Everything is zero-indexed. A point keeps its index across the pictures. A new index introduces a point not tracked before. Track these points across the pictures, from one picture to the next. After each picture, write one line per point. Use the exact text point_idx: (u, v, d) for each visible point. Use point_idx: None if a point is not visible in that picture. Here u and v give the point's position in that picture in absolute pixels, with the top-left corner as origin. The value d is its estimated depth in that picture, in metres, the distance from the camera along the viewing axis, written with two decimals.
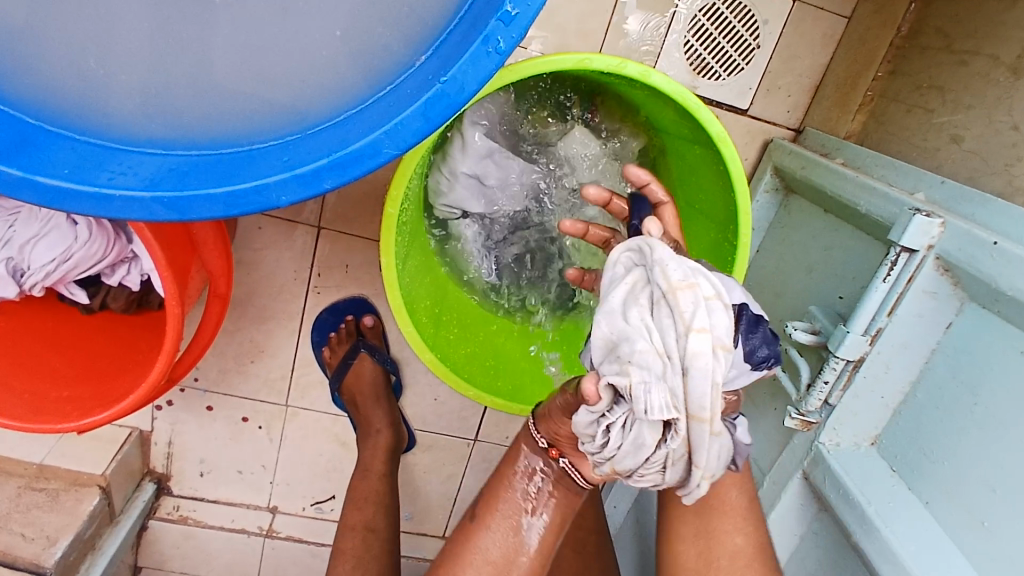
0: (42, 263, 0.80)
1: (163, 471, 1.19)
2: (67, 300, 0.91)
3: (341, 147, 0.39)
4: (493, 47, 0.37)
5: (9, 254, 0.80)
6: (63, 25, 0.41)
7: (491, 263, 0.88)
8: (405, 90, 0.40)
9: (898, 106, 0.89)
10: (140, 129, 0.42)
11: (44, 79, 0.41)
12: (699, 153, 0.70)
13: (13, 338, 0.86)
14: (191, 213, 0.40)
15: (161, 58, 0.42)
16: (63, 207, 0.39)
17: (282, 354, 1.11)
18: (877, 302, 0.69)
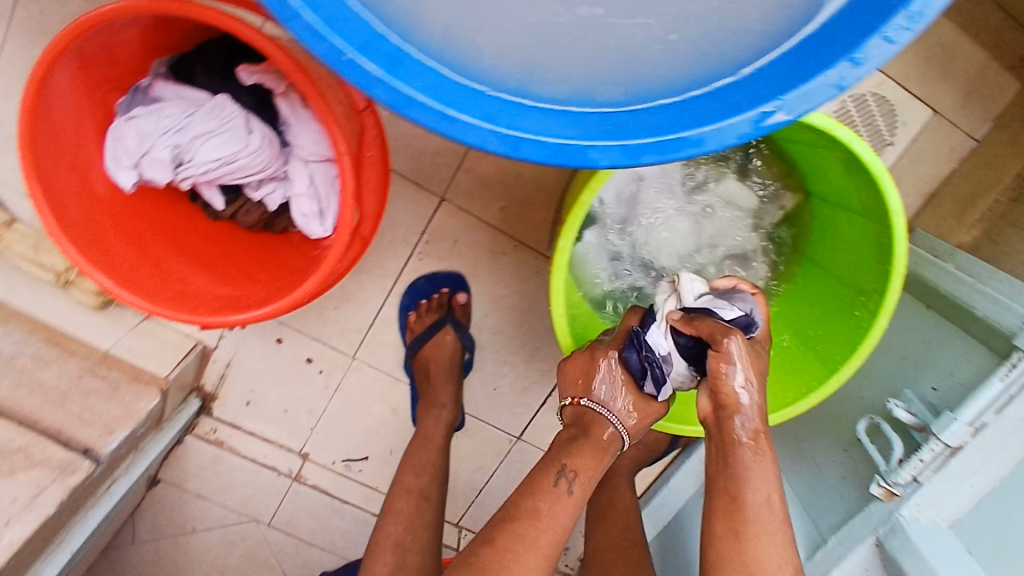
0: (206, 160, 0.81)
1: (210, 391, 1.20)
2: (199, 202, 0.91)
3: (667, 131, 0.44)
4: (835, 81, 0.41)
5: (175, 141, 0.82)
6: None
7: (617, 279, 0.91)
8: (728, 98, 0.44)
9: (1017, 230, 0.95)
10: (474, 66, 0.46)
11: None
12: (862, 223, 0.75)
13: (147, 226, 0.88)
14: (518, 152, 0.43)
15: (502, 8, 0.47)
16: (408, 113, 0.43)
17: (365, 307, 1.13)
18: (988, 398, 0.74)
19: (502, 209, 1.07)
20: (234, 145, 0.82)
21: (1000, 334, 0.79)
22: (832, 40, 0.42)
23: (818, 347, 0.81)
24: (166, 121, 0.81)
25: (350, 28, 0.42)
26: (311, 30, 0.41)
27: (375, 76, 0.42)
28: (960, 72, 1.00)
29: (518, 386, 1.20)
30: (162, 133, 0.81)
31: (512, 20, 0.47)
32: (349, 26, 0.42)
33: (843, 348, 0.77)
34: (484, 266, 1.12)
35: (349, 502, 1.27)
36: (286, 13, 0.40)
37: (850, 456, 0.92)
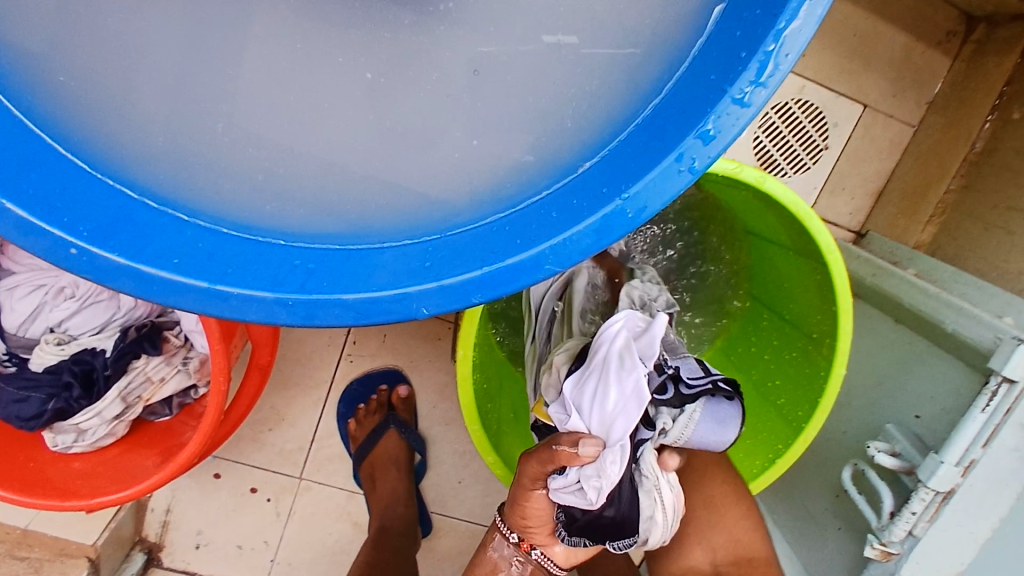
0: (77, 334, 0.74)
1: (155, 540, 1.08)
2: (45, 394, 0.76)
3: (495, 257, 0.35)
4: (685, 166, 0.33)
5: (44, 322, 0.74)
6: (179, 84, 0.35)
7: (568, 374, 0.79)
8: (573, 199, 0.36)
9: (974, 223, 0.86)
10: (248, 210, 0.36)
11: (119, 131, 0.35)
12: (796, 261, 0.67)
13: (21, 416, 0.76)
14: (318, 319, 0.35)
15: (280, 122, 0.36)
16: (168, 301, 0.34)
17: (301, 423, 1.05)
18: (974, 432, 0.65)
19: None
20: (106, 312, 0.75)
21: (972, 350, 0.70)
22: (679, 114, 0.34)
23: (781, 403, 0.72)
24: (26, 306, 0.73)
25: (79, 211, 0.34)
26: (26, 226, 0.33)
27: (116, 265, 0.34)
28: (882, 62, 0.93)
29: (483, 474, 1.10)
30: (29, 318, 0.73)
31: (246, 127, 0.36)
32: (79, 210, 0.34)
33: (803, 402, 0.68)
34: (421, 355, 1.05)
35: None
36: None
37: (842, 505, 0.81)
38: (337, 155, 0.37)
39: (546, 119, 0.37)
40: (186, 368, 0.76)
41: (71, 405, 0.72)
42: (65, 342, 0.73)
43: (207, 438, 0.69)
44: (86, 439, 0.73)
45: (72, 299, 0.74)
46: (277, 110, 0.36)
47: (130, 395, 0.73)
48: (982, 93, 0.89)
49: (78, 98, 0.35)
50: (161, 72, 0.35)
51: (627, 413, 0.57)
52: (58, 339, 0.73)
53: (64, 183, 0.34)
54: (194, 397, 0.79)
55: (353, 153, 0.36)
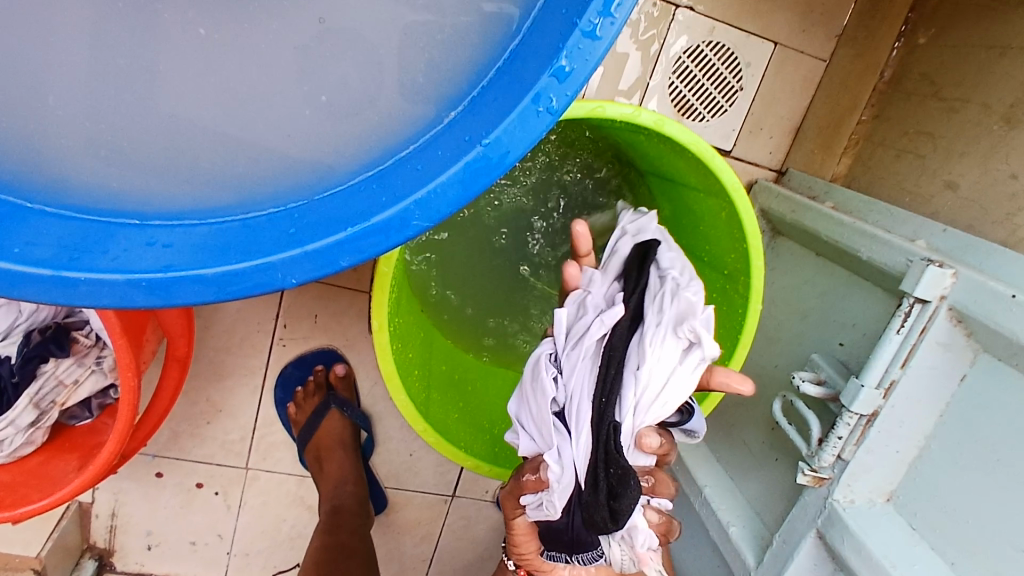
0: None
1: (104, 547, 1.06)
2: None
3: (361, 216, 0.34)
4: (544, 107, 0.32)
5: None
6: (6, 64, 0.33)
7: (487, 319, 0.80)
8: (436, 151, 0.34)
9: (886, 150, 0.88)
10: (100, 192, 0.35)
11: None
12: (705, 202, 0.67)
13: None
14: (177, 298, 0.33)
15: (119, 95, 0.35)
16: (15, 292, 0.32)
17: (241, 413, 1.02)
18: (891, 353, 0.67)
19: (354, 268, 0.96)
20: (8, 317, 0.71)
21: (888, 274, 0.72)
22: (535, 54, 0.33)
23: None
24: None
25: None
26: None
27: None
28: None
29: (434, 445, 1.10)
30: None
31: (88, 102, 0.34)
32: None
33: (726, 337, 0.70)
34: (357, 333, 1.02)
35: None
36: None
37: (778, 436, 0.83)
38: (183, 131, 0.35)
39: (406, 70, 0.35)
40: (101, 367, 0.74)
41: None
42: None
43: (124, 438, 0.66)
44: (5, 450, 0.71)
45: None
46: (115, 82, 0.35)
47: (46, 398, 0.71)
48: (886, 27, 0.91)
49: None
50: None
51: (547, 421, 0.59)
52: None
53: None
54: (115, 396, 0.77)
55: (204, 124, 0.35)
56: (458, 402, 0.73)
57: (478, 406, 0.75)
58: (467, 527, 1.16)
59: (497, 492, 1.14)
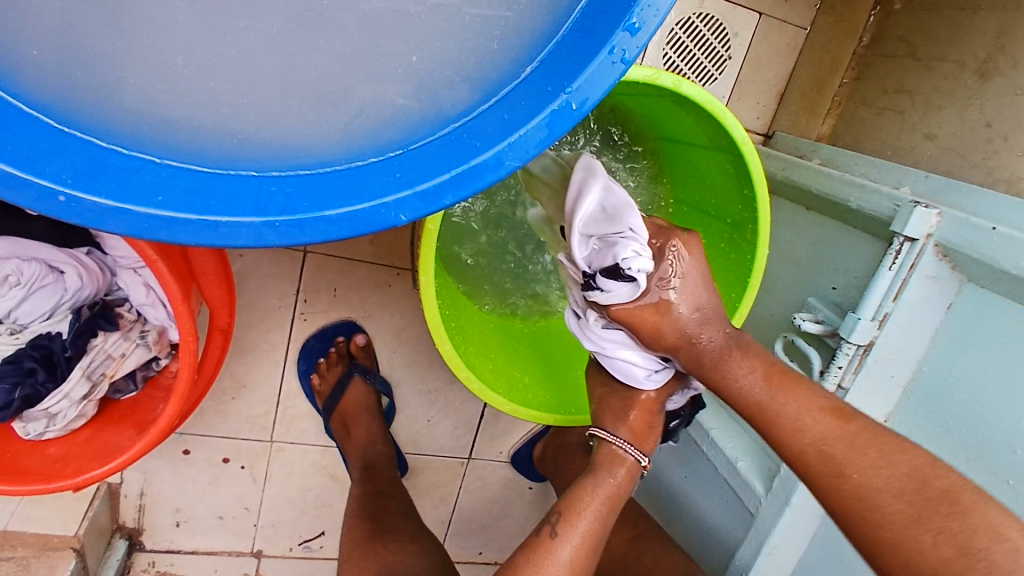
0: (28, 323, 0.73)
1: (134, 526, 1.10)
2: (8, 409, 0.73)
3: (458, 160, 0.39)
4: (618, 58, 0.37)
5: None
6: (128, 32, 0.36)
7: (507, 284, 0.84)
8: (519, 100, 0.39)
9: (867, 109, 0.95)
10: (219, 146, 0.38)
11: (72, 81, 0.36)
12: (713, 158, 0.73)
13: None
14: (304, 237, 0.38)
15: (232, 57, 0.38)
16: (162, 237, 0.36)
17: (264, 388, 1.06)
18: (884, 288, 0.73)
19: (371, 241, 1.00)
20: (54, 296, 0.72)
21: (877, 220, 0.79)
22: (608, 11, 0.38)
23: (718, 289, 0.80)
24: None
25: (62, 160, 0.36)
26: (8, 178, 0.34)
27: (106, 208, 0.36)
28: None
29: (451, 409, 1.14)
30: None
31: (201, 64, 0.38)
32: (61, 159, 0.36)
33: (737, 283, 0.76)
34: (375, 305, 1.06)
35: None
36: None
37: None
38: (292, 86, 0.39)
39: (487, 30, 0.40)
40: (146, 341, 0.77)
41: (37, 391, 0.73)
42: (21, 331, 0.73)
43: (183, 402, 0.70)
44: (60, 422, 0.74)
45: (17, 286, 0.71)
46: (225, 45, 0.38)
47: (98, 370, 0.74)
48: None
49: (25, 56, 0.35)
50: (113, 23, 0.36)
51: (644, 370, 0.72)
52: (12, 329, 0.73)
53: (35, 141, 0.35)
54: (158, 369, 0.80)
55: (308, 80, 0.39)
56: (492, 354, 0.78)
57: (508, 358, 0.80)
58: (484, 487, 1.22)
59: (511, 452, 1.20)
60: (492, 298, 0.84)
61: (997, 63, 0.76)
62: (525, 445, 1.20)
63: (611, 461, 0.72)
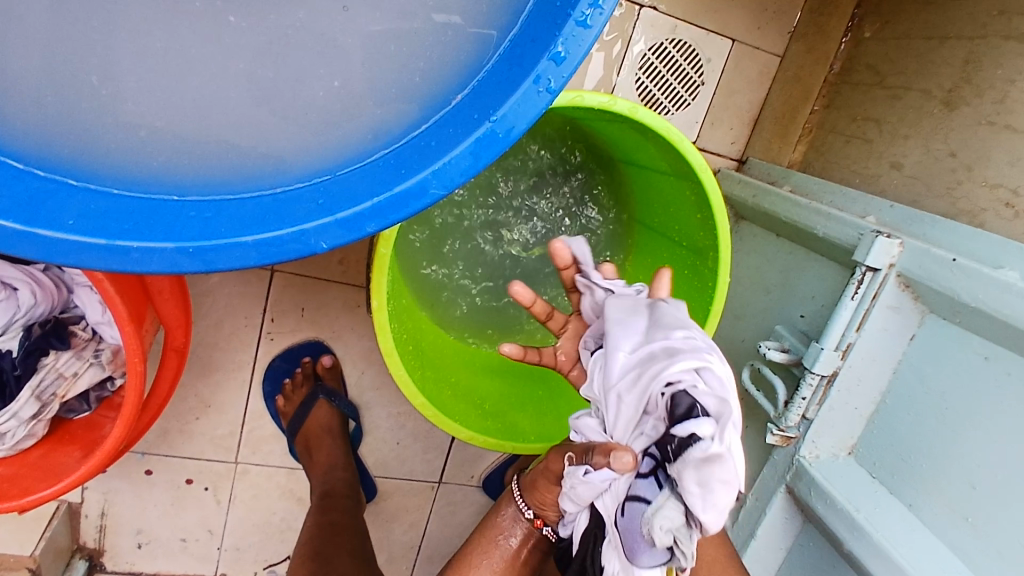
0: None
1: (95, 547, 1.07)
2: None
3: (382, 188, 0.38)
4: (544, 86, 0.37)
5: None
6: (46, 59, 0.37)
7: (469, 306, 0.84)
8: (447, 128, 0.39)
9: (837, 137, 0.95)
10: (136, 171, 0.38)
11: None
12: (675, 185, 0.73)
13: None
14: (219, 264, 0.37)
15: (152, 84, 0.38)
16: (70, 262, 0.35)
17: (230, 408, 1.04)
18: (847, 318, 0.73)
19: (339, 261, 1.00)
20: (7, 313, 0.71)
21: (842, 249, 0.79)
22: (535, 40, 0.38)
23: None
24: None
25: None
26: None
27: (12, 231, 0.34)
28: None
29: (421, 432, 1.13)
30: None
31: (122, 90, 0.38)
32: None
33: (699, 310, 0.75)
34: (344, 325, 1.05)
35: None
36: None
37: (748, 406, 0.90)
38: (220, 114, 0.39)
39: (415, 58, 0.40)
40: (99, 360, 0.76)
41: None
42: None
43: (130, 424, 0.68)
44: (8, 442, 0.72)
45: None
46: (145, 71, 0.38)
47: (49, 389, 0.73)
48: (836, 19, 0.98)
49: None
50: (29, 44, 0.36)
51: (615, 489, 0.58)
52: None
53: None
54: (112, 389, 0.79)
55: (236, 108, 0.39)
56: (452, 379, 0.77)
57: (469, 382, 0.79)
58: (454, 512, 1.20)
59: (483, 477, 1.19)
60: (453, 320, 0.83)
61: (963, 93, 0.76)
62: (497, 470, 1.18)
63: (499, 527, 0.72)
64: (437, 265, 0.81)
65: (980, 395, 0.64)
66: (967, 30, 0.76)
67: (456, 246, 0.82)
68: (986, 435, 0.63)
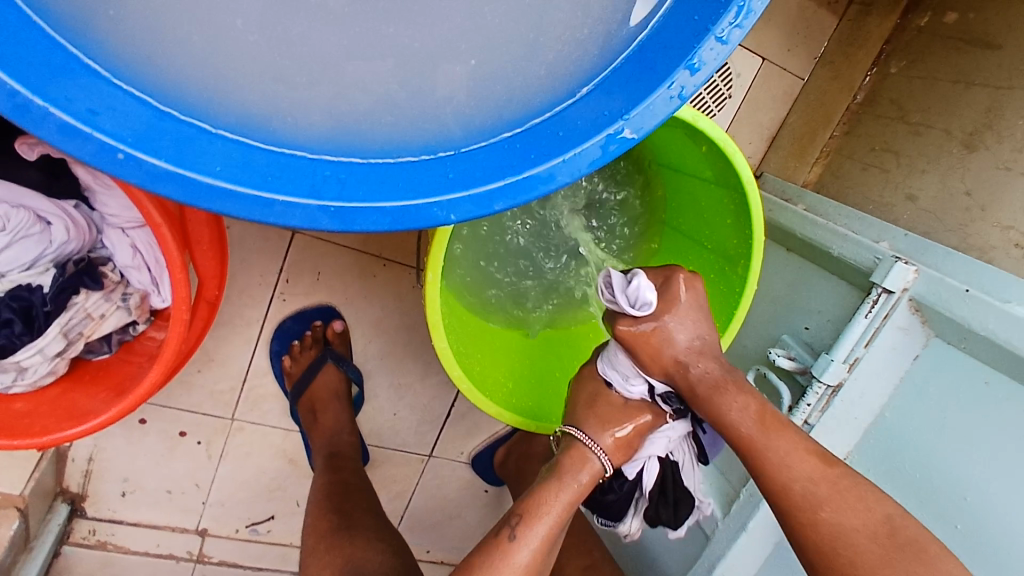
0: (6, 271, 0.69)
1: (78, 491, 1.06)
2: None
3: (512, 170, 0.40)
4: (676, 93, 0.39)
5: None
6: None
7: (502, 291, 0.86)
8: (576, 120, 0.41)
9: (854, 163, 1.00)
10: (272, 124, 0.38)
11: (131, 36, 0.36)
12: (715, 193, 0.77)
13: None
14: (356, 226, 0.38)
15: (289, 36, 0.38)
16: (215, 207, 0.36)
17: (233, 363, 1.04)
18: (858, 333, 0.78)
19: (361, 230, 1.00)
20: (38, 247, 0.70)
21: (856, 270, 0.84)
22: (669, 48, 0.40)
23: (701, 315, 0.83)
24: None
25: (120, 119, 0.35)
26: (64, 129, 0.33)
27: (164, 172, 0.35)
28: (779, 18, 1.03)
29: (418, 405, 1.15)
30: None
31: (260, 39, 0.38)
32: (120, 117, 0.35)
33: (722, 312, 0.79)
34: (357, 292, 1.06)
35: (265, 566, 1.21)
36: (27, 117, 0.33)
37: None
38: (360, 79, 0.40)
39: (548, 48, 0.41)
40: (127, 304, 0.75)
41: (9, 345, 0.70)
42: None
43: (165, 372, 0.69)
44: (30, 378, 0.72)
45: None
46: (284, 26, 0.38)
47: (74, 327, 0.72)
48: (864, 50, 1.01)
49: (88, 11, 0.35)
50: None
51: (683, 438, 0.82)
52: None
53: (95, 94, 0.35)
54: (134, 334, 0.78)
55: (375, 75, 0.40)
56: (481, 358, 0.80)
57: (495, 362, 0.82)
58: (441, 484, 1.23)
59: (472, 453, 1.22)
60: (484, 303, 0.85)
61: (983, 137, 0.81)
62: (487, 447, 1.21)
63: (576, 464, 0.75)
64: (475, 247, 0.83)
65: (979, 415, 0.69)
66: (994, 80, 0.82)
67: (495, 231, 0.84)
68: (983, 453, 0.68)
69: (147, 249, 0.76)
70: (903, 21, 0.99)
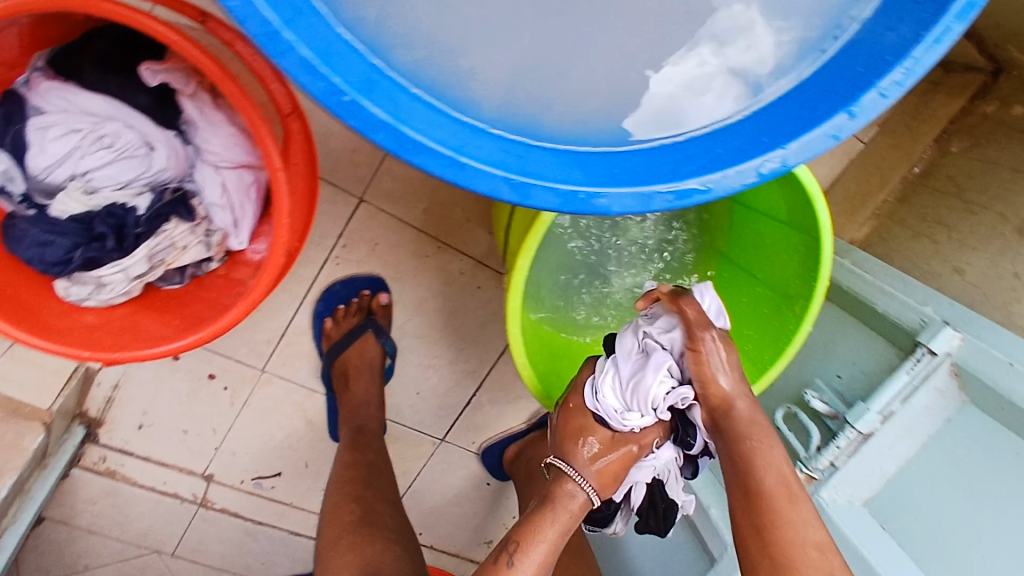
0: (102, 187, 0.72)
1: (96, 416, 1.07)
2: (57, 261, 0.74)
3: (668, 177, 0.43)
4: (834, 133, 0.42)
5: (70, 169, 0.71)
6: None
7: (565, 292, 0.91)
8: (735, 142, 0.44)
9: (903, 230, 1.05)
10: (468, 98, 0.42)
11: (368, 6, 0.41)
12: (784, 234, 0.79)
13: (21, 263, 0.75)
14: (531, 200, 0.41)
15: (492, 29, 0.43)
16: (412, 160, 0.39)
17: (275, 317, 1.05)
18: (896, 389, 0.82)
19: (425, 210, 1.03)
20: (139, 169, 0.73)
21: (900, 330, 0.87)
22: (835, 91, 0.42)
23: (747, 348, 0.87)
24: (54, 147, 0.70)
25: (347, 67, 0.38)
26: (303, 65, 0.36)
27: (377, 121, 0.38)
28: None
29: (442, 389, 1.17)
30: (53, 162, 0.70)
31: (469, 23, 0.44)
32: (347, 66, 0.38)
33: (771, 350, 0.83)
34: (407, 269, 1.08)
35: (263, 522, 1.21)
36: (274, 44, 0.35)
37: None
38: (548, 80, 0.45)
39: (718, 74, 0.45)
40: (208, 241, 0.78)
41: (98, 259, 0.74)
42: (92, 194, 0.72)
43: (244, 310, 0.71)
44: (109, 294, 0.75)
45: (109, 150, 0.71)
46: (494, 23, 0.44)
47: (161, 254, 0.76)
48: (928, 126, 1.07)
49: None
50: None
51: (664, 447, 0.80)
52: (84, 188, 0.72)
53: (331, 41, 0.38)
54: (206, 271, 0.80)
55: (562, 77, 0.45)
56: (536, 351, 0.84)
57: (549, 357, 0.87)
58: (446, 470, 1.24)
59: (482, 445, 1.23)
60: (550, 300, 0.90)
61: None
62: (499, 442, 1.23)
63: (560, 493, 0.76)
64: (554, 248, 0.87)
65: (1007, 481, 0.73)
66: None
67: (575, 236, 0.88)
68: (1006, 517, 0.72)
69: (238, 195, 0.77)
70: (971, 104, 1.04)
